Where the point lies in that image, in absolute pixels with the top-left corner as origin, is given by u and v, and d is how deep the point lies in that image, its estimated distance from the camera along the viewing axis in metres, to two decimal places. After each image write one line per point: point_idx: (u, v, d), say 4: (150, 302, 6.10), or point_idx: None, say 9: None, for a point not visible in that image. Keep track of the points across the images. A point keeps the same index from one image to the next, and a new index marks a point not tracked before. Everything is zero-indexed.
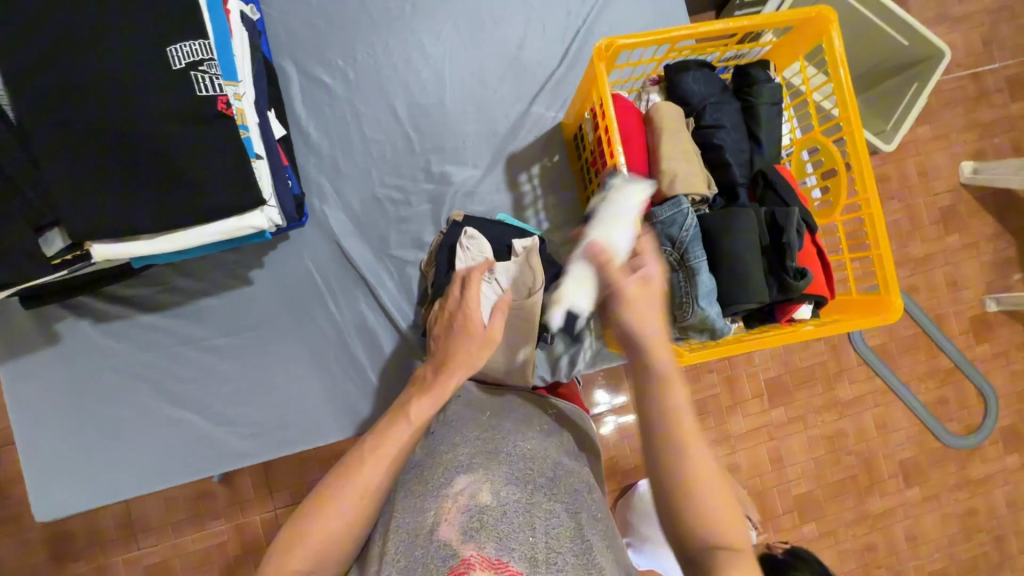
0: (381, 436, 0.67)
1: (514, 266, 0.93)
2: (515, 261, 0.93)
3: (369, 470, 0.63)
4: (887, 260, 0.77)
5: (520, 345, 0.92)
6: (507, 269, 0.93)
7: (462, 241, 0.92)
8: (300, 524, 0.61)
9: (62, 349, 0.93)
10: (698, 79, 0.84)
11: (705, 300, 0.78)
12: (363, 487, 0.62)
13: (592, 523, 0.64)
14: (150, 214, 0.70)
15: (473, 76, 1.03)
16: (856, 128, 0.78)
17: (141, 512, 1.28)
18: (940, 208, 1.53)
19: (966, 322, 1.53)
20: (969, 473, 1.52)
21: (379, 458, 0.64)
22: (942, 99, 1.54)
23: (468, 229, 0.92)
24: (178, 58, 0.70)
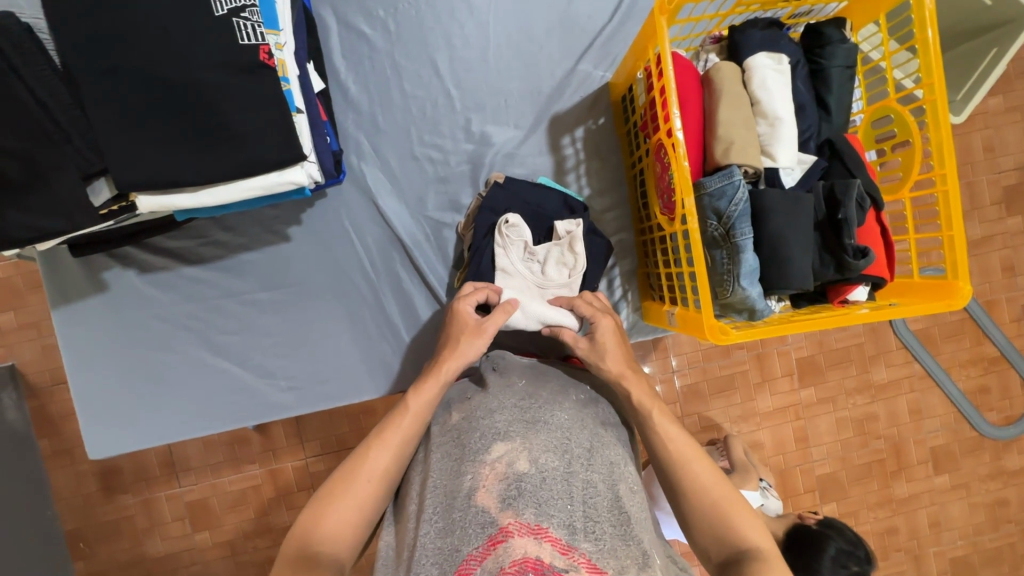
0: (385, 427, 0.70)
1: (557, 248, 0.88)
2: (557, 244, 0.88)
3: (372, 458, 0.68)
4: (959, 241, 0.72)
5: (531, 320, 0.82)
6: (549, 250, 0.88)
7: (502, 229, 0.87)
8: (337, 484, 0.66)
9: (110, 296, 0.96)
10: (764, 39, 0.78)
11: (747, 279, 0.74)
12: (371, 472, 0.67)
13: (630, 494, 0.64)
14: (192, 167, 0.70)
15: (519, 30, 0.98)
16: (938, 97, 0.72)
17: (181, 453, 1.35)
18: (1003, 186, 1.42)
19: (1019, 309, 1.44)
20: (1003, 464, 1.48)
21: (386, 444, 0.68)
22: (1018, 67, 1.41)
23: (509, 216, 0.87)
24: (220, 4, 0.68)
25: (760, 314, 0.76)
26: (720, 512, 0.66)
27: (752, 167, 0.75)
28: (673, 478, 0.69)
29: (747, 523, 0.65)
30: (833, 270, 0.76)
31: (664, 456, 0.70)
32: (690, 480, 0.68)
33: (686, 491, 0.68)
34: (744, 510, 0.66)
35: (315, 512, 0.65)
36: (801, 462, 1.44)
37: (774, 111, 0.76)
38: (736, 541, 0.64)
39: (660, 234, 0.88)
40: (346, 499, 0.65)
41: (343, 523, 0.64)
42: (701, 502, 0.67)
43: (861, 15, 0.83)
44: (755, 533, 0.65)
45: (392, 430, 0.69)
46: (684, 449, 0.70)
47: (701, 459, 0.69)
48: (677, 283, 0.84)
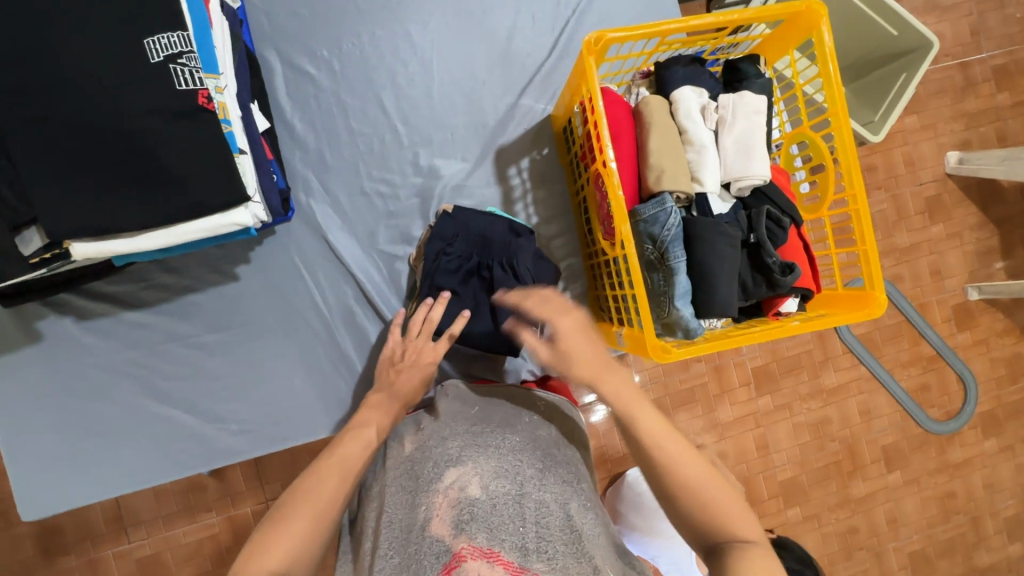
0: (339, 452, 0.71)
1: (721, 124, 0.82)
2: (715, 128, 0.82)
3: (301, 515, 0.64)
4: (872, 255, 0.78)
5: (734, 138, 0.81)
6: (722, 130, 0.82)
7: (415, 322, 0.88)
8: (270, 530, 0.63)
9: (45, 346, 0.92)
10: (686, 74, 0.84)
11: (681, 300, 0.78)
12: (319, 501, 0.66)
13: (583, 511, 0.65)
14: (131, 214, 0.69)
15: (461, 68, 1.02)
16: (843, 124, 0.78)
17: (130, 507, 1.27)
18: (925, 197, 1.54)
19: (948, 310, 1.55)
20: (948, 457, 1.56)
21: (326, 478, 0.68)
22: (928, 89, 1.55)
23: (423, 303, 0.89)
24: (156, 51, 0.68)
25: (694, 334, 0.79)
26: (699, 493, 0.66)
27: (683, 193, 0.80)
28: (678, 490, 0.67)
29: (734, 515, 0.66)
30: (765, 287, 0.81)
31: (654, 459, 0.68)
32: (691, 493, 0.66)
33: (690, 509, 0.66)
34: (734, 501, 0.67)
35: (266, 536, 0.63)
36: (763, 470, 1.48)
37: (700, 138, 0.81)
38: (733, 538, 0.64)
39: (605, 258, 0.91)
40: (303, 521, 0.64)
41: (297, 547, 0.63)
42: (688, 492, 0.66)
43: (773, 51, 0.90)
44: (743, 526, 0.65)
45: (330, 465, 0.70)
46: (685, 462, 0.68)
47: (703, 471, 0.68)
48: (623, 304, 0.88)
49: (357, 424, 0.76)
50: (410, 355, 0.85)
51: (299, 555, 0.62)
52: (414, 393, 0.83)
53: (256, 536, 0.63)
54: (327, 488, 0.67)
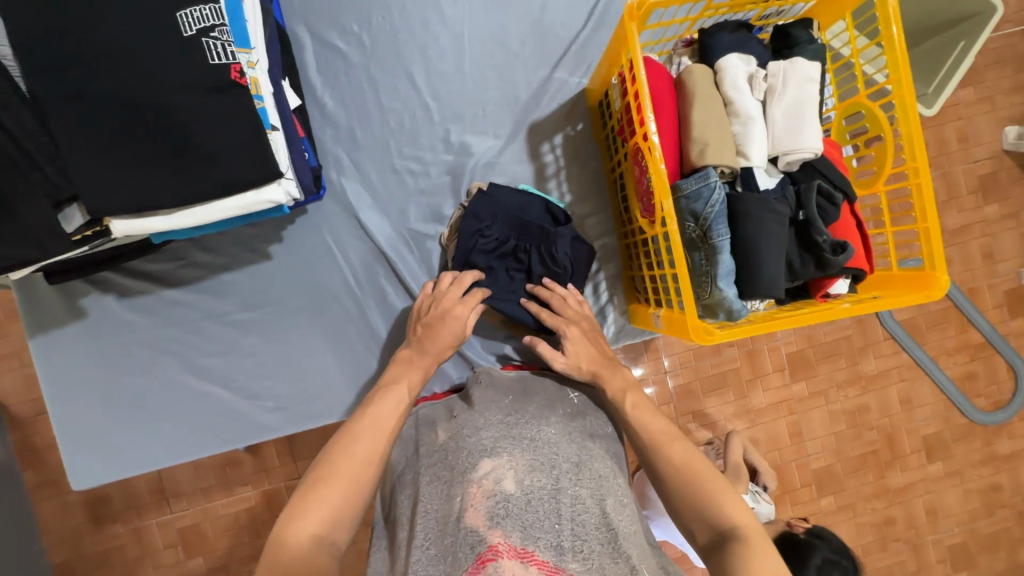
0: (379, 410, 0.71)
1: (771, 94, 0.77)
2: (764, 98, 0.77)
3: (341, 473, 0.64)
4: (934, 233, 0.73)
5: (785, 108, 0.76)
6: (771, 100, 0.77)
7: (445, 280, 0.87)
8: (310, 490, 0.63)
9: (88, 322, 0.95)
10: (733, 41, 0.79)
11: (724, 280, 0.75)
12: (364, 455, 0.66)
13: (620, 508, 0.64)
14: (167, 190, 0.69)
15: (493, 41, 0.98)
16: (906, 92, 0.73)
17: (170, 480, 1.32)
18: (980, 175, 1.44)
19: (1001, 296, 1.47)
20: (995, 449, 1.49)
21: (370, 434, 0.68)
22: (988, 58, 1.44)
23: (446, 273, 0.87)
24: (189, 24, 0.67)
25: (738, 315, 0.76)
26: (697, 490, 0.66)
27: (728, 167, 0.76)
28: (668, 477, 0.69)
29: (726, 497, 0.65)
30: (814, 268, 0.77)
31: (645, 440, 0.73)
32: (675, 474, 0.69)
33: (676, 494, 0.68)
34: (725, 491, 0.66)
35: (304, 501, 0.62)
36: (796, 457, 1.44)
37: (747, 110, 0.76)
38: (717, 522, 0.64)
39: (642, 237, 0.88)
40: (341, 482, 0.64)
41: (339, 506, 0.63)
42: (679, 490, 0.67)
43: (827, 15, 0.84)
44: (737, 511, 0.64)
45: (372, 426, 0.69)
46: (675, 449, 0.71)
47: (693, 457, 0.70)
48: (661, 285, 0.85)
49: (388, 381, 0.77)
50: (437, 310, 0.84)
51: (339, 516, 0.62)
52: (443, 348, 0.82)
53: (300, 490, 0.63)
54: (362, 448, 0.67)
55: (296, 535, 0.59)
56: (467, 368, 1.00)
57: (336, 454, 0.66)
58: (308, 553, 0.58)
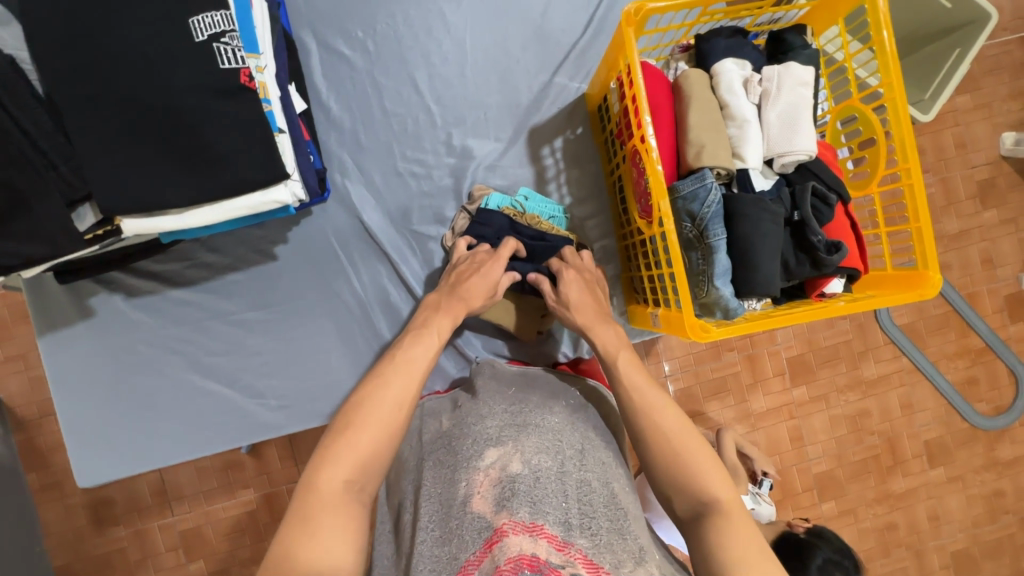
0: (406, 354, 0.73)
1: (767, 98, 0.79)
2: (760, 102, 0.79)
3: (369, 421, 0.64)
4: (926, 233, 0.74)
5: (781, 110, 0.77)
6: (767, 104, 0.79)
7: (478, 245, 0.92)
8: (337, 441, 0.63)
9: (97, 321, 0.96)
10: (729, 46, 0.81)
11: (721, 279, 0.76)
12: (397, 399, 0.67)
13: (624, 493, 0.66)
14: (177, 191, 0.71)
15: (495, 47, 1.01)
16: (898, 96, 0.74)
17: (174, 481, 1.33)
18: (977, 181, 1.46)
19: (1000, 301, 1.48)
20: (997, 454, 1.49)
21: (397, 382, 0.69)
22: (984, 66, 1.46)
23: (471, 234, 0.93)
24: (200, 30, 0.69)
25: (734, 313, 0.77)
26: (682, 467, 0.67)
27: (724, 169, 0.77)
28: (653, 446, 0.69)
29: (710, 472, 0.66)
30: (809, 267, 0.78)
31: (636, 403, 0.72)
32: (665, 447, 0.68)
33: (664, 465, 0.68)
34: (711, 466, 0.67)
35: (329, 448, 0.62)
36: (797, 462, 1.44)
37: (742, 113, 0.78)
38: (700, 495, 0.65)
39: (641, 237, 0.90)
40: (372, 428, 0.64)
41: (369, 453, 0.63)
42: (664, 461, 0.68)
43: (821, 22, 0.86)
44: (719, 486, 0.65)
45: (399, 371, 0.70)
46: (668, 420, 0.70)
47: (684, 429, 0.69)
48: (659, 284, 0.86)
49: (418, 328, 0.79)
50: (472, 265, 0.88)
51: (367, 462, 0.62)
52: (476, 300, 0.85)
53: (327, 440, 0.63)
54: (390, 394, 0.67)
55: (326, 484, 0.59)
56: (466, 365, 1.02)
57: (365, 403, 0.66)
58: (337, 500, 0.59)
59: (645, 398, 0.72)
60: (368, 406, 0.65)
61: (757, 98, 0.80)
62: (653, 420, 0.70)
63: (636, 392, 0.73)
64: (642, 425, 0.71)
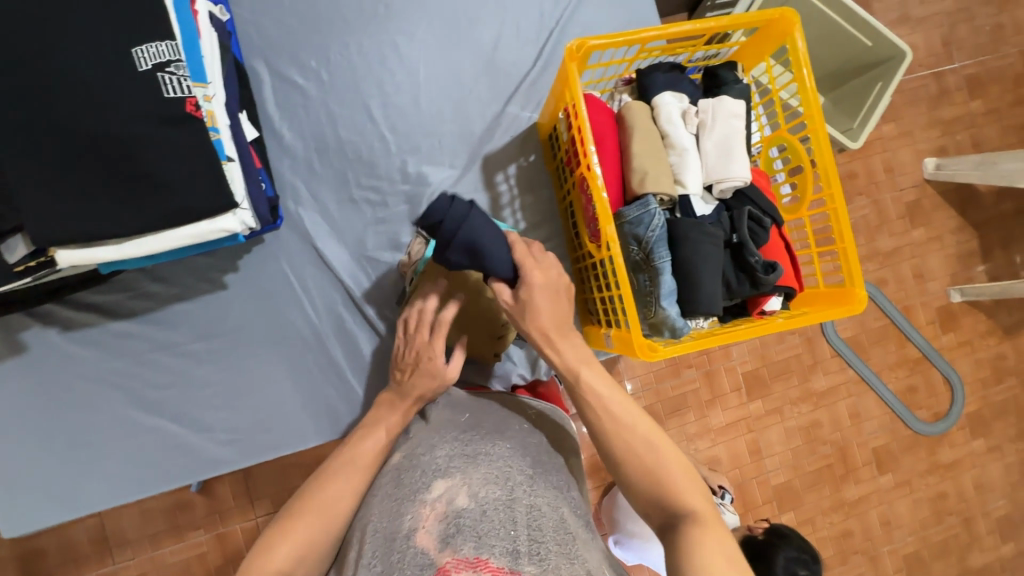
0: (356, 444, 0.74)
1: (704, 127, 0.84)
2: (697, 131, 0.84)
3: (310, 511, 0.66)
4: (852, 253, 0.80)
5: (715, 139, 0.83)
6: (704, 133, 0.84)
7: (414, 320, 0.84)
8: (279, 528, 0.66)
9: (30, 357, 0.91)
10: (667, 80, 0.87)
11: (667, 300, 0.80)
12: (342, 493, 0.69)
13: (574, 515, 0.66)
14: (118, 220, 0.69)
15: (449, 77, 1.04)
16: (820, 127, 0.81)
17: (115, 526, 1.25)
18: (905, 202, 1.58)
19: (932, 313, 1.58)
20: (938, 458, 1.57)
21: (342, 476, 0.70)
22: (904, 97, 1.59)
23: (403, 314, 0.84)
24: (145, 59, 0.69)
25: (681, 332, 0.80)
26: (656, 475, 0.68)
27: (667, 195, 0.81)
28: (624, 460, 0.69)
29: (684, 481, 0.67)
30: (748, 286, 0.82)
31: (598, 407, 0.72)
32: (630, 454, 0.69)
33: (632, 472, 0.69)
34: (685, 475, 0.68)
35: (273, 539, 0.65)
36: (756, 475, 1.48)
37: (681, 142, 0.83)
38: (675, 505, 0.66)
39: (592, 260, 0.93)
40: (311, 516, 0.66)
41: (308, 543, 0.65)
42: (639, 473, 0.68)
43: (750, 58, 0.93)
44: (693, 496, 0.66)
45: (345, 460, 0.72)
46: (641, 432, 0.70)
47: (650, 437, 0.70)
48: (611, 306, 0.88)
49: (367, 422, 0.78)
50: (414, 357, 0.82)
51: (304, 553, 0.65)
52: (424, 389, 0.80)
53: (271, 527, 0.66)
54: (336, 485, 0.69)
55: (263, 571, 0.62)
56: None
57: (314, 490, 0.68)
58: None
59: (609, 407, 0.72)
60: (313, 493, 0.68)
61: (695, 128, 0.85)
62: (627, 433, 0.70)
63: (610, 419, 0.71)
64: (610, 444, 0.70)
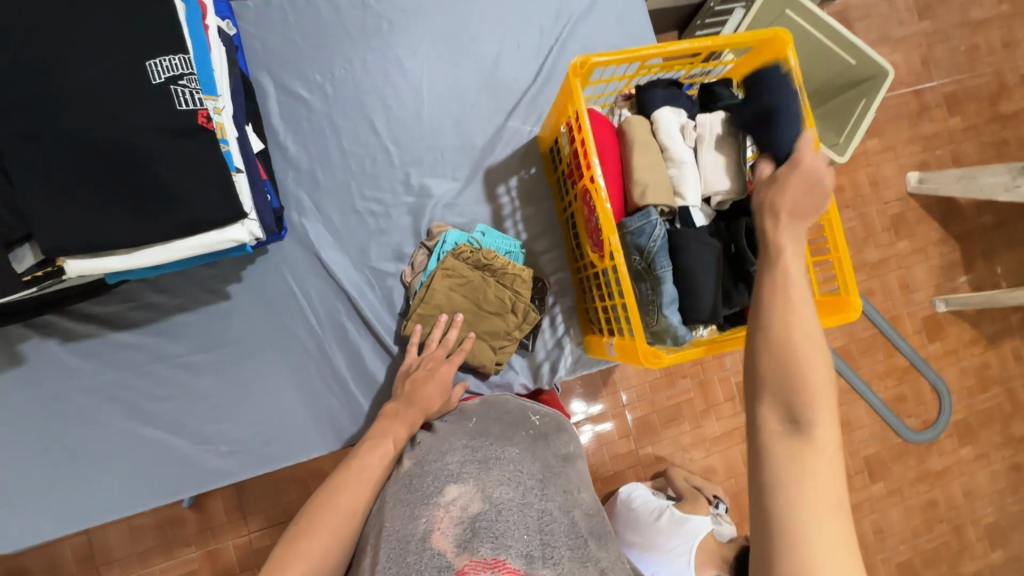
0: (361, 460, 0.73)
1: (701, 141, 0.86)
2: (695, 145, 0.87)
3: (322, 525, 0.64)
4: (846, 262, 0.82)
5: (713, 153, 0.85)
6: (701, 147, 0.86)
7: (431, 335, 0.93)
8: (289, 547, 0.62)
9: (27, 369, 0.90)
10: (666, 96, 0.89)
11: (669, 308, 0.82)
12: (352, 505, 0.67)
13: (584, 518, 0.69)
14: (128, 230, 0.70)
15: (452, 91, 1.06)
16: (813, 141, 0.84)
17: (104, 543, 1.22)
18: (890, 215, 1.63)
19: (919, 322, 1.62)
20: (928, 466, 1.60)
21: (349, 487, 0.69)
22: (887, 114, 1.65)
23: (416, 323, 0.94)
24: (157, 72, 0.70)
25: (682, 340, 0.82)
26: (798, 372, 0.54)
27: (667, 206, 0.84)
28: (774, 339, 0.56)
29: (820, 400, 0.54)
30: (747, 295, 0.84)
31: (768, 285, 0.58)
32: (783, 352, 0.55)
33: (772, 367, 0.55)
34: (825, 398, 0.54)
35: (284, 556, 0.61)
36: None
37: (680, 155, 0.85)
38: (796, 414, 0.54)
39: (594, 270, 0.95)
40: (324, 533, 0.64)
41: (322, 560, 0.62)
42: (779, 357, 0.55)
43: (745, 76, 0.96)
44: (824, 419, 0.54)
45: (350, 475, 0.70)
46: (806, 330, 0.55)
47: (816, 355, 0.55)
48: (613, 315, 0.90)
49: (374, 435, 0.77)
50: (425, 367, 0.89)
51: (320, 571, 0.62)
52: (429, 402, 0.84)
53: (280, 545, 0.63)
54: (344, 498, 0.68)
55: None
56: None
57: (323, 502, 0.67)
58: None
59: (787, 290, 0.57)
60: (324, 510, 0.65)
61: (693, 142, 0.87)
62: (790, 311, 0.56)
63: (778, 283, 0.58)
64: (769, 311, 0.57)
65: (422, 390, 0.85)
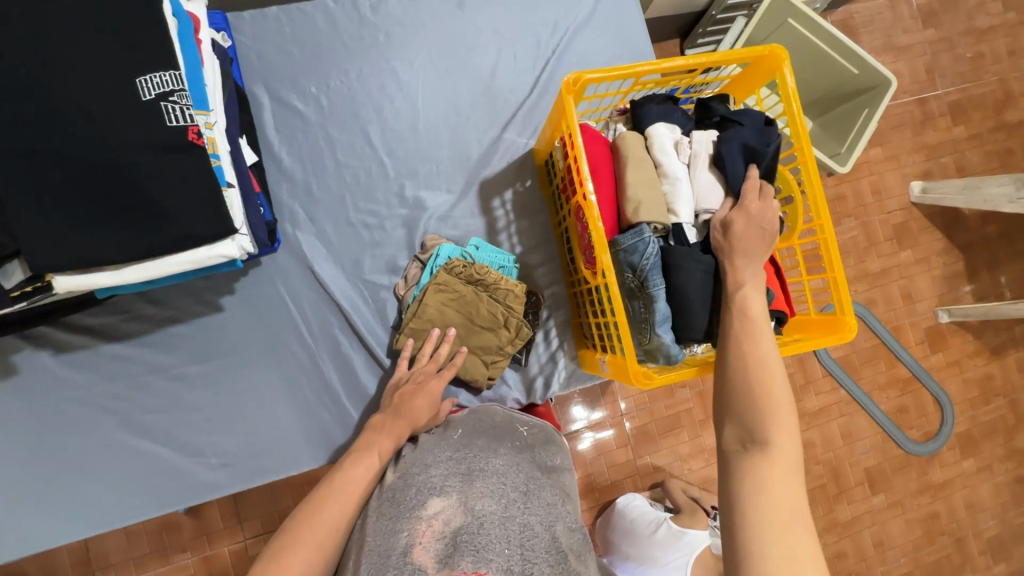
0: (345, 473, 0.72)
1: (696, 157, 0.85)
2: (689, 161, 0.86)
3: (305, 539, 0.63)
4: (841, 281, 0.81)
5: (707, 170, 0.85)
6: (696, 163, 0.85)
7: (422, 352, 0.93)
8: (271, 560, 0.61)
9: (20, 379, 0.90)
10: (660, 112, 0.88)
11: (661, 326, 0.80)
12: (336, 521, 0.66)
13: (568, 533, 0.68)
14: (117, 245, 0.69)
15: (447, 103, 1.05)
16: (809, 158, 0.83)
17: (99, 549, 1.22)
18: (893, 224, 1.61)
19: (921, 333, 1.61)
20: (930, 478, 1.58)
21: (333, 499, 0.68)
22: (890, 123, 1.64)
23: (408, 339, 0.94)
24: (148, 89, 0.70)
25: (675, 359, 0.81)
26: (757, 397, 0.66)
27: (661, 224, 0.83)
28: (739, 372, 0.69)
29: (780, 421, 0.65)
30: None
31: (735, 330, 0.72)
32: (746, 387, 0.67)
33: (737, 395, 0.68)
34: (785, 419, 0.65)
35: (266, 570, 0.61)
36: None
37: (674, 171, 0.84)
38: (757, 431, 0.64)
39: (587, 286, 0.94)
40: (306, 548, 0.63)
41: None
42: (740, 384, 0.68)
43: (741, 91, 0.95)
44: (782, 435, 0.64)
45: (334, 487, 0.70)
46: (766, 366, 0.68)
47: (771, 383, 0.67)
48: (606, 332, 0.89)
49: (360, 447, 0.77)
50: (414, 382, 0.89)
51: None
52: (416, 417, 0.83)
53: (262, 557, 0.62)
54: (327, 515, 0.66)
55: None
56: None
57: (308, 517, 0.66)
58: None
59: (752, 337, 0.70)
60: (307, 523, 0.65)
61: (688, 157, 0.86)
62: (753, 349, 0.70)
63: (744, 321, 0.72)
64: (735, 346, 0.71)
65: (410, 405, 0.84)
